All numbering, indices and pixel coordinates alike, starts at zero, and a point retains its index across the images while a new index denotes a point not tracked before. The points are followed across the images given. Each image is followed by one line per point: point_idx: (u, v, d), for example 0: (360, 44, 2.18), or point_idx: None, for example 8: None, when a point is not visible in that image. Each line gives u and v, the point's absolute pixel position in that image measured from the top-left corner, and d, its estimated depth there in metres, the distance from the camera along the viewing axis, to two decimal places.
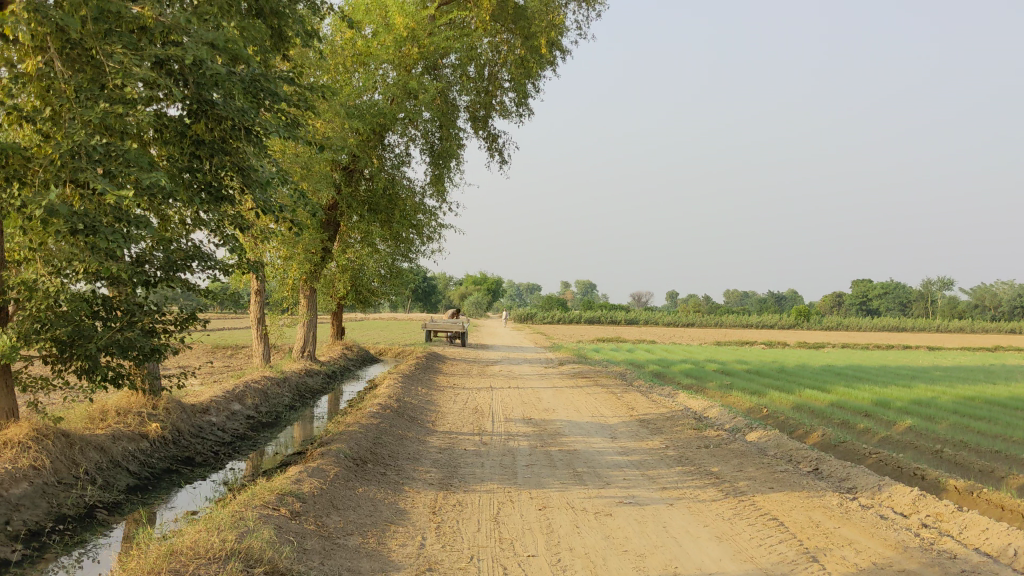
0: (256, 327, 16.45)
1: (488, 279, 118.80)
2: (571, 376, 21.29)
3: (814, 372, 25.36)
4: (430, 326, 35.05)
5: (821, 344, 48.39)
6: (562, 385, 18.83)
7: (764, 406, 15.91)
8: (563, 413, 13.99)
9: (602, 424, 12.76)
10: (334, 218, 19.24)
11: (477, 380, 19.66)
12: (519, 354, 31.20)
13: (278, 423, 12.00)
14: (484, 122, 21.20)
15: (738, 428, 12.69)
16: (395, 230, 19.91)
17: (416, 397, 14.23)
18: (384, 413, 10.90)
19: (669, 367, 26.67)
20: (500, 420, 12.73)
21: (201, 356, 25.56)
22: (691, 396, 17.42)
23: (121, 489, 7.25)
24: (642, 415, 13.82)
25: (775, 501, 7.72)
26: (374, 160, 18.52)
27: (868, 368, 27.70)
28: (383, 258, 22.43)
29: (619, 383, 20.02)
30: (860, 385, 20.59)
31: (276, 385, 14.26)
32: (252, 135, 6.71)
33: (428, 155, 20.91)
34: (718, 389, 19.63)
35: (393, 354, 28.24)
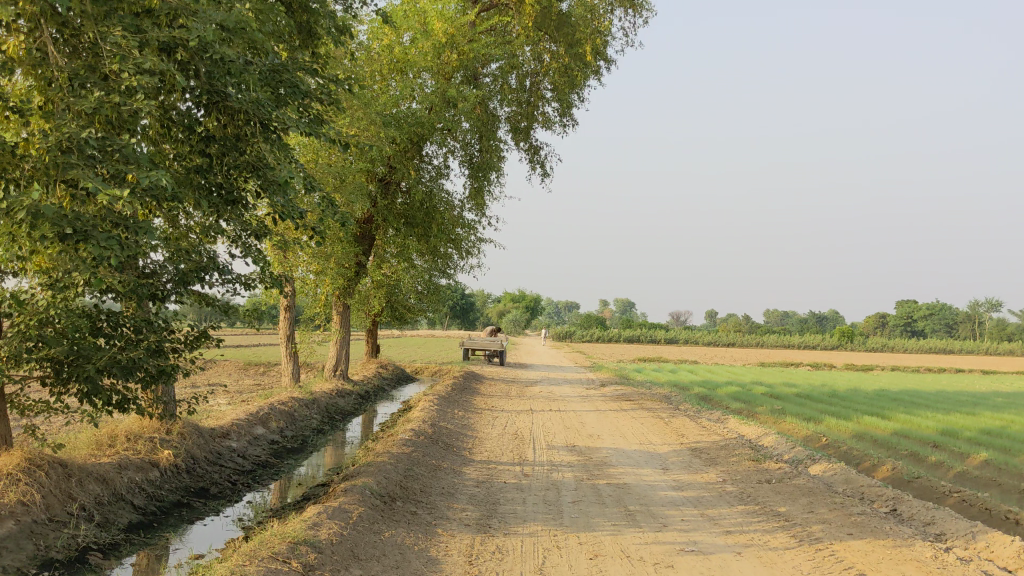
0: (285, 345, 15.78)
1: (526, 297, 118.01)
2: (614, 399, 20.35)
3: (870, 398, 24.16)
4: (468, 343, 34.32)
5: (871, 367, 46.83)
6: (605, 409, 17.92)
7: (822, 435, 14.87)
8: (609, 440, 13.09)
9: (651, 454, 11.84)
10: (368, 230, 18.57)
11: (516, 402, 18.81)
12: (560, 374, 30.33)
13: (304, 449, 11.26)
14: (525, 134, 20.48)
15: (799, 459, 11.69)
16: (432, 244, 19.20)
17: (452, 421, 13.42)
18: (417, 440, 10.10)
19: (716, 390, 25.63)
20: (541, 448, 11.87)
21: (234, 373, 25.02)
22: (743, 422, 16.42)
23: (122, 527, 6.51)
24: (693, 443, 12.88)
25: (857, 549, 6.76)
26: (411, 172, 17.86)
27: (927, 393, 26.38)
28: (420, 274, 21.71)
29: (664, 407, 19.07)
30: (922, 412, 19.42)
31: (305, 407, 13.56)
32: (269, 132, 5.97)
33: (467, 167, 20.20)
34: (771, 414, 18.57)
35: (430, 374, 27.50)
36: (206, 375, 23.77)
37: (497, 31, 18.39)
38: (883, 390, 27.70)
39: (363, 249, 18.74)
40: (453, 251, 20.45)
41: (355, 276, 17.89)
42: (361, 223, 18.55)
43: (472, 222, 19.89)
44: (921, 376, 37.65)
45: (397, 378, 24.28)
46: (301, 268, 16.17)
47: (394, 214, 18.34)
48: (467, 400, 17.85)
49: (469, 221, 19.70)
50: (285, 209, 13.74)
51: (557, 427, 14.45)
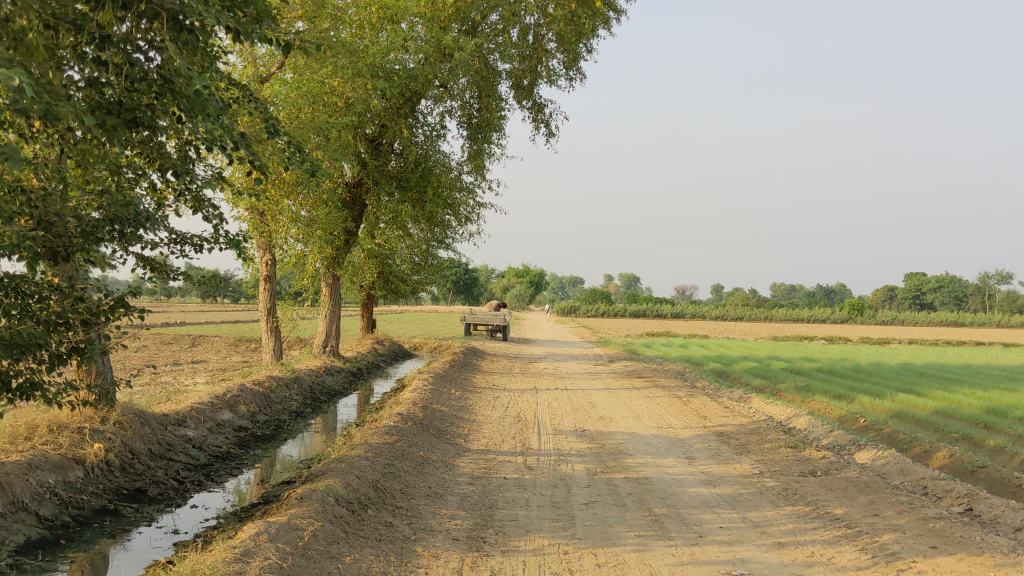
0: (265, 319, 14.37)
1: (531, 271, 116.61)
2: (625, 376, 18.96)
3: (896, 373, 22.73)
4: (470, 318, 32.98)
5: (887, 340, 45.29)
6: (617, 387, 16.52)
7: (858, 415, 13.46)
8: (623, 423, 11.70)
9: (672, 440, 10.43)
10: (358, 195, 17.12)
11: (519, 380, 17.42)
12: (566, 350, 28.95)
13: (277, 436, 9.85)
14: (529, 91, 19.03)
15: (841, 445, 10.28)
16: (428, 211, 17.79)
17: (448, 402, 12.04)
18: (404, 427, 8.69)
19: (732, 366, 24.22)
20: (548, 433, 10.47)
21: (222, 349, 23.70)
22: (768, 401, 15.02)
23: (14, 548, 5.12)
24: (718, 426, 11.46)
25: (949, 569, 5.33)
26: (404, 131, 16.41)
27: (955, 368, 24.96)
28: (417, 244, 20.27)
29: (680, 385, 17.67)
30: (959, 389, 17.98)
31: (284, 387, 12.16)
32: (183, 27, 4.52)
33: (467, 127, 18.77)
34: (796, 392, 17.15)
35: (429, 349, 26.15)
36: (192, 354, 22.44)
37: None
38: (907, 364, 26.31)
39: (353, 215, 17.26)
40: (450, 219, 18.99)
41: (342, 244, 16.44)
42: (350, 186, 17.09)
43: (471, 186, 18.40)
44: (942, 350, 36.21)
45: (393, 354, 22.92)
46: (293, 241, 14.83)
47: (386, 176, 16.86)
48: (465, 379, 16.46)
49: (468, 184, 18.22)
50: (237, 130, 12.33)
51: (565, 408, 13.06)
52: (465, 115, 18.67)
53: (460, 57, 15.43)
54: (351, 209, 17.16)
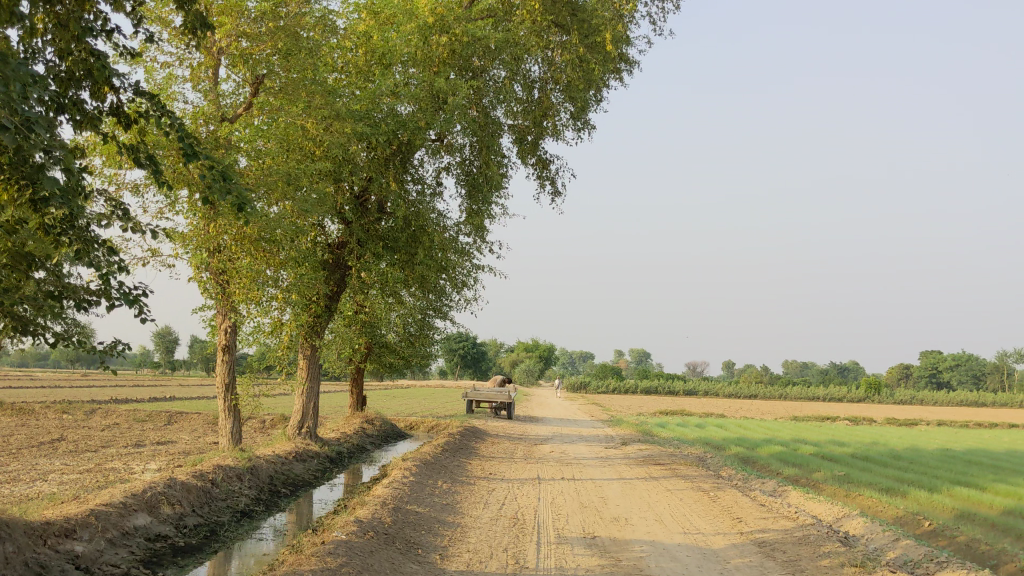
0: (223, 397, 12.45)
1: (541, 347, 114.64)
2: (640, 462, 16.85)
3: (939, 460, 20.54)
4: (473, 395, 30.97)
5: (916, 422, 42.79)
6: (631, 477, 14.48)
7: (918, 515, 11.37)
8: (641, 527, 9.65)
9: (704, 554, 8.40)
10: (341, 257, 15.37)
11: (519, 467, 15.36)
12: (576, 430, 26.84)
13: (208, 545, 7.84)
14: (534, 148, 17.49)
15: (917, 562, 8.23)
16: (422, 279, 16.03)
17: (431, 499, 10.05)
18: (358, 542, 6.71)
19: (756, 450, 22.09)
20: (549, 543, 8.45)
21: (199, 427, 21.73)
22: (807, 496, 12.96)
23: None
24: (757, 532, 9.43)
25: None
26: (393, 186, 14.72)
27: (1003, 455, 22.69)
28: (411, 313, 18.45)
29: (703, 474, 15.59)
30: (1019, 481, 15.84)
31: (235, 479, 10.18)
32: None
33: (465, 186, 17.20)
34: (836, 484, 15.05)
35: (426, 429, 24.10)
36: (163, 433, 20.44)
37: (499, 17, 15.34)
38: (948, 450, 24.04)
39: (335, 280, 15.47)
40: (446, 286, 17.20)
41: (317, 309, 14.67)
42: (332, 247, 15.35)
43: (469, 249, 16.64)
44: (979, 434, 33.82)
45: (384, 435, 20.88)
46: (268, 307, 13.22)
47: (372, 235, 15.14)
48: (458, 465, 14.42)
49: (466, 247, 16.46)
50: (191, 175, 10.69)
51: (570, 505, 11.03)
52: (464, 172, 17.11)
53: (457, 101, 13.77)
54: (333, 273, 15.39)
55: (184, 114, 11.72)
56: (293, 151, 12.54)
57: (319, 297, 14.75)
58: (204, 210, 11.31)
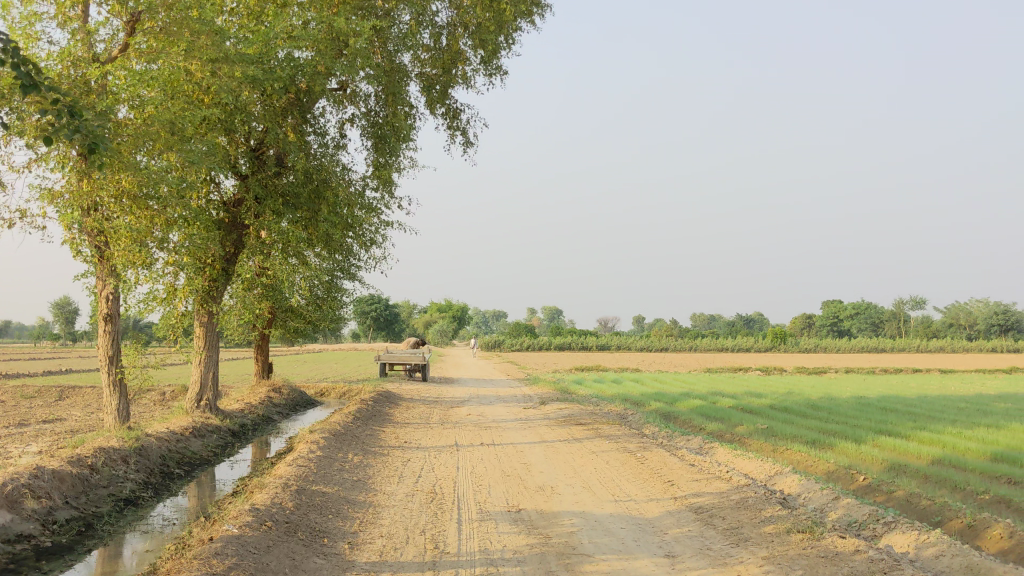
0: (106, 372, 11.28)
1: (454, 307, 113.96)
2: (561, 423, 16.23)
3: (857, 409, 20.54)
4: (385, 357, 29.98)
5: (825, 369, 43.50)
6: (553, 439, 13.82)
7: (850, 470, 10.99)
8: (569, 497, 8.96)
9: (639, 525, 7.74)
10: (238, 216, 14.15)
11: (435, 433, 14.54)
12: (492, 390, 26.17)
13: (80, 544, 6.83)
14: (443, 95, 16.56)
15: (862, 523, 7.71)
16: (327, 239, 14.98)
17: (340, 475, 9.16)
18: (252, 538, 5.81)
19: (676, 405, 21.77)
20: (470, 521, 7.68)
21: (92, 403, 20.29)
22: (734, 453, 12.50)
23: None
24: (692, 498, 8.83)
25: None
26: (290, 136, 13.61)
27: (915, 401, 22.88)
28: (317, 276, 17.35)
29: (627, 433, 15.04)
30: (939, 428, 15.76)
31: (119, 462, 9.12)
32: None
33: (371, 137, 16.21)
34: (761, 438, 14.68)
35: (337, 396, 23.10)
36: (50, 410, 18.96)
37: None
38: (861, 398, 24.17)
39: (230, 241, 14.23)
40: (352, 245, 16.16)
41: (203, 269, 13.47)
42: (227, 205, 14.12)
43: (376, 205, 15.62)
44: (887, 380, 34.41)
45: (293, 404, 19.81)
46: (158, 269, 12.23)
47: (271, 190, 13.97)
48: (370, 435, 13.51)
49: (372, 203, 15.43)
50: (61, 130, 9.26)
51: (492, 474, 10.27)
52: (369, 122, 16.11)
53: (358, 43, 12.68)
54: (228, 234, 14.15)
55: (49, 56, 10.38)
56: (177, 95, 11.35)
57: (211, 258, 13.51)
58: (76, 162, 10.07)
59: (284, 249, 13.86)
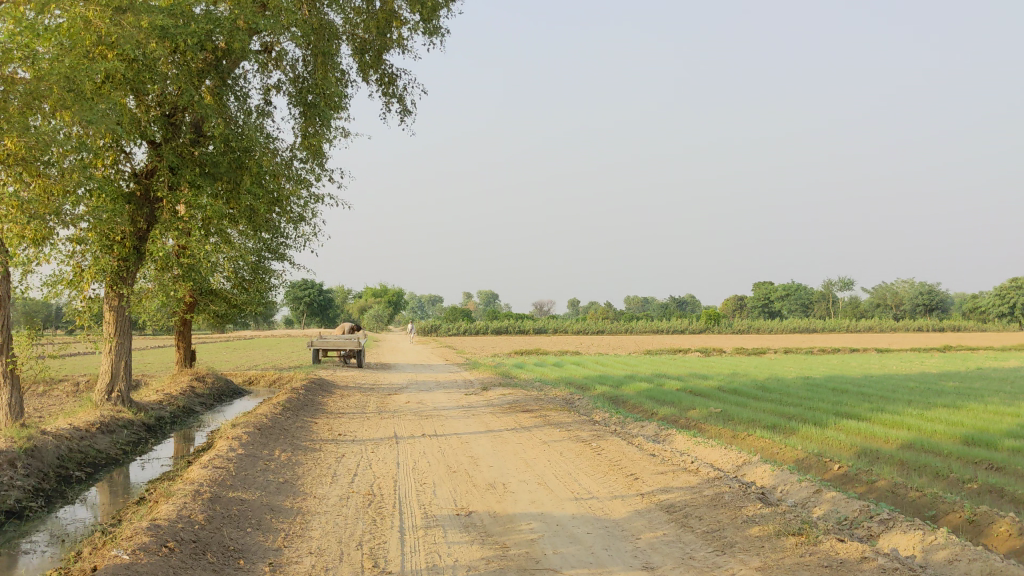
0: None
1: (390, 292, 112.60)
2: (507, 410, 15.26)
3: (806, 390, 20.01)
4: (319, 343, 28.69)
5: (764, 351, 43.31)
6: (499, 428, 12.83)
7: (822, 458, 10.22)
8: (525, 496, 7.98)
9: (607, 529, 6.78)
10: (150, 188, 12.95)
11: (371, 424, 13.43)
12: (431, 376, 25.10)
13: None
14: (377, 61, 15.49)
15: (855, 521, 6.89)
16: (252, 215, 13.78)
17: (264, 477, 8.06)
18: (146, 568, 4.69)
19: (623, 388, 20.97)
20: (415, 530, 6.63)
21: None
22: (695, 441, 11.67)
23: None
24: (661, 495, 7.92)
25: None
26: (207, 99, 12.39)
27: (862, 381, 22.45)
28: (242, 257, 16.10)
29: (577, 419, 14.13)
30: (898, 409, 15.20)
31: (5, 466, 7.89)
32: None
33: (298, 105, 15.07)
34: (719, 423, 13.91)
35: (267, 384, 21.81)
36: None
37: None
38: (808, 379, 23.70)
39: (142, 215, 13.06)
40: (279, 221, 14.97)
41: (101, 245, 12.33)
42: (139, 176, 12.91)
43: (306, 176, 14.45)
44: (827, 360, 34.23)
45: (219, 394, 18.50)
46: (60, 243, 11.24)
47: (187, 159, 12.79)
48: (299, 427, 12.34)
49: (301, 175, 14.25)
50: None
51: (436, 471, 9.25)
52: (297, 89, 14.97)
53: None
54: (138, 207, 12.94)
55: None
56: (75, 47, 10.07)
57: (112, 231, 12.36)
58: None
59: (197, 226, 12.65)
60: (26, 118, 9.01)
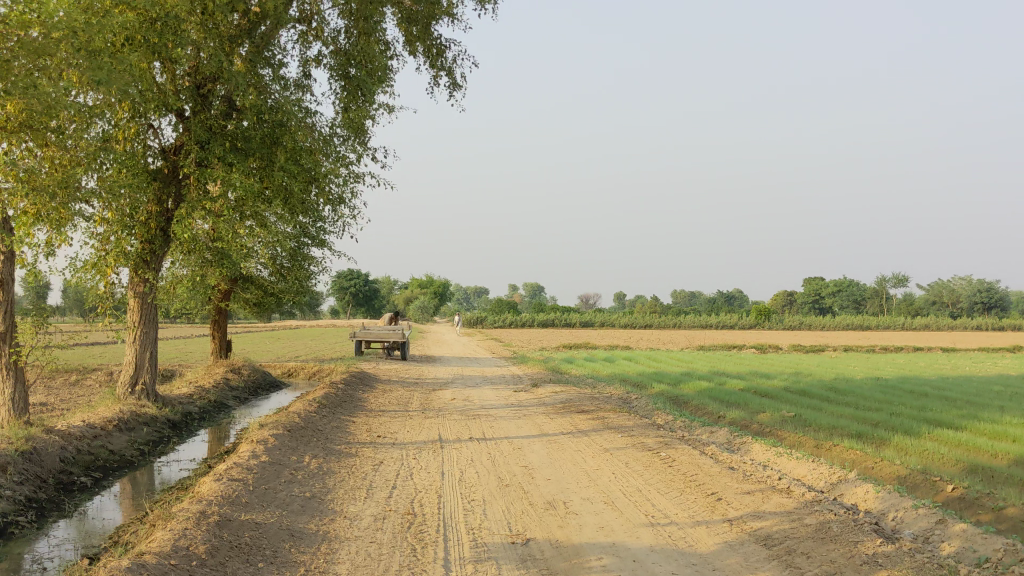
0: None
1: (435, 283, 112.02)
2: (561, 411, 14.07)
3: (881, 392, 18.56)
4: (362, 334, 27.74)
5: (822, 348, 41.66)
6: (554, 432, 11.62)
7: (929, 476, 8.90)
8: (590, 520, 6.78)
9: (696, 570, 5.53)
10: (178, 165, 12.05)
11: (414, 424, 12.33)
12: (478, 371, 24.00)
13: None
14: (426, 33, 14.42)
15: (1002, 565, 5.61)
16: (289, 197, 12.78)
17: (288, 492, 6.98)
18: None
19: (682, 387, 19.68)
20: (462, 565, 5.46)
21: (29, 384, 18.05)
22: (776, 451, 10.40)
23: None
24: (754, 522, 6.69)
25: None
26: (237, 67, 11.39)
27: (941, 382, 20.89)
28: (280, 242, 15.13)
29: (639, 422, 12.90)
30: (994, 417, 13.75)
31: None
32: None
33: (340, 80, 14.08)
34: (795, 429, 12.61)
35: (306, 377, 20.89)
36: None
37: None
38: (880, 379, 22.24)
39: (169, 195, 12.20)
40: (317, 204, 13.96)
41: (122, 226, 11.46)
42: (167, 152, 12.07)
43: (345, 154, 13.43)
44: (893, 358, 32.55)
45: (255, 387, 17.56)
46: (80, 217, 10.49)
47: (217, 133, 11.88)
48: (335, 427, 11.26)
49: (341, 153, 13.22)
50: None
51: (486, 483, 8.10)
52: (340, 61, 13.97)
53: None
54: (165, 185, 12.08)
55: None
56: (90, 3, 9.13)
57: (135, 210, 11.45)
58: None
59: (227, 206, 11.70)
60: (35, 80, 8.05)
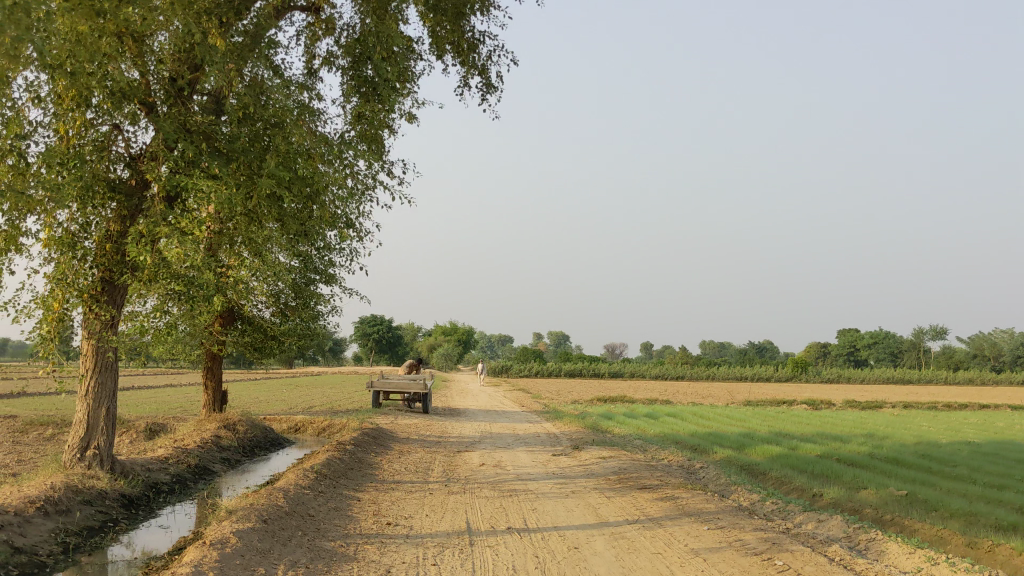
0: None
1: (460, 331, 109.79)
2: (618, 485, 11.38)
3: (989, 461, 15.64)
4: (380, 384, 25.21)
5: (876, 403, 38.63)
6: (618, 520, 8.91)
7: None
8: None
9: None
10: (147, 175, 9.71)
11: (435, 504, 9.65)
12: (509, 427, 21.33)
13: None
14: (458, 27, 12.08)
15: None
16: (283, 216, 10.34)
17: None
18: None
19: (749, 451, 16.89)
20: None
21: None
22: (925, 555, 7.64)
23: None
24: None
25: None
26: (217, 46, 9.08)
27: None
28: (279, 275, 12.67)
29: (720, 504, 10.17)
30: None
31: None
32: None
33: (352, 81, 11.74)
34: (924, 517, 9.82)
35: (314, 433, 18.32)
36: None
37: None
38: (972, 444, 19.32)
39: (135, 213, 9.84)
40: (319, 225, 11.50)
41: (69, 249, 9.10)
42: (133, 160, 9.73)
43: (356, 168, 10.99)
44: (963, 417, 29.45)
45: (251, 447, 14.96)
46: None
47: (193, 132, 9.54)
48: (333, 511, 8.65)
49: (348, 164, 10.79)
50: None
51: None
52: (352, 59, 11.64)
53: None
54: (129, 200, 9.73)
55: None
56: None
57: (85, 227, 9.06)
58: None
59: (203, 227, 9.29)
60: None
